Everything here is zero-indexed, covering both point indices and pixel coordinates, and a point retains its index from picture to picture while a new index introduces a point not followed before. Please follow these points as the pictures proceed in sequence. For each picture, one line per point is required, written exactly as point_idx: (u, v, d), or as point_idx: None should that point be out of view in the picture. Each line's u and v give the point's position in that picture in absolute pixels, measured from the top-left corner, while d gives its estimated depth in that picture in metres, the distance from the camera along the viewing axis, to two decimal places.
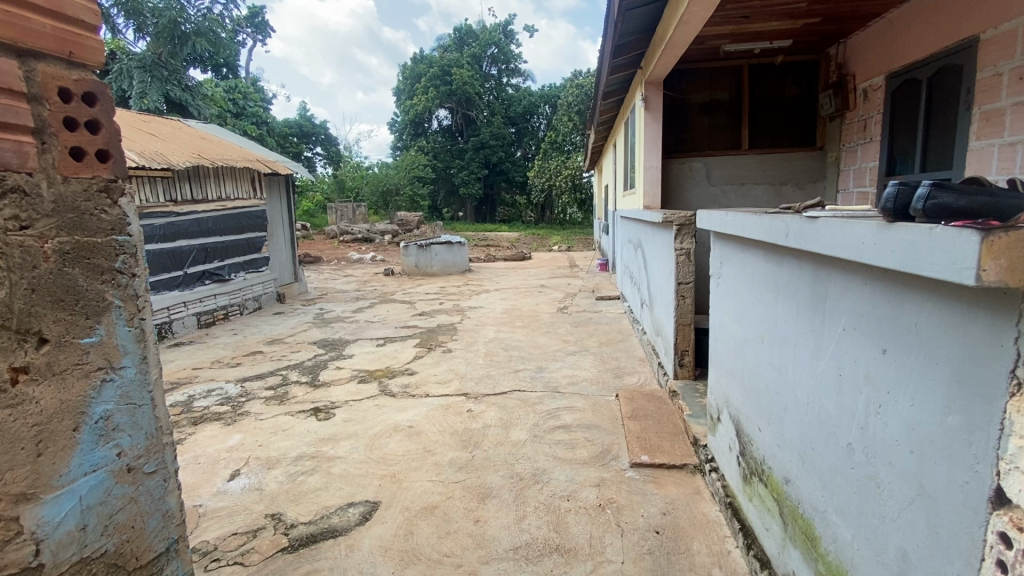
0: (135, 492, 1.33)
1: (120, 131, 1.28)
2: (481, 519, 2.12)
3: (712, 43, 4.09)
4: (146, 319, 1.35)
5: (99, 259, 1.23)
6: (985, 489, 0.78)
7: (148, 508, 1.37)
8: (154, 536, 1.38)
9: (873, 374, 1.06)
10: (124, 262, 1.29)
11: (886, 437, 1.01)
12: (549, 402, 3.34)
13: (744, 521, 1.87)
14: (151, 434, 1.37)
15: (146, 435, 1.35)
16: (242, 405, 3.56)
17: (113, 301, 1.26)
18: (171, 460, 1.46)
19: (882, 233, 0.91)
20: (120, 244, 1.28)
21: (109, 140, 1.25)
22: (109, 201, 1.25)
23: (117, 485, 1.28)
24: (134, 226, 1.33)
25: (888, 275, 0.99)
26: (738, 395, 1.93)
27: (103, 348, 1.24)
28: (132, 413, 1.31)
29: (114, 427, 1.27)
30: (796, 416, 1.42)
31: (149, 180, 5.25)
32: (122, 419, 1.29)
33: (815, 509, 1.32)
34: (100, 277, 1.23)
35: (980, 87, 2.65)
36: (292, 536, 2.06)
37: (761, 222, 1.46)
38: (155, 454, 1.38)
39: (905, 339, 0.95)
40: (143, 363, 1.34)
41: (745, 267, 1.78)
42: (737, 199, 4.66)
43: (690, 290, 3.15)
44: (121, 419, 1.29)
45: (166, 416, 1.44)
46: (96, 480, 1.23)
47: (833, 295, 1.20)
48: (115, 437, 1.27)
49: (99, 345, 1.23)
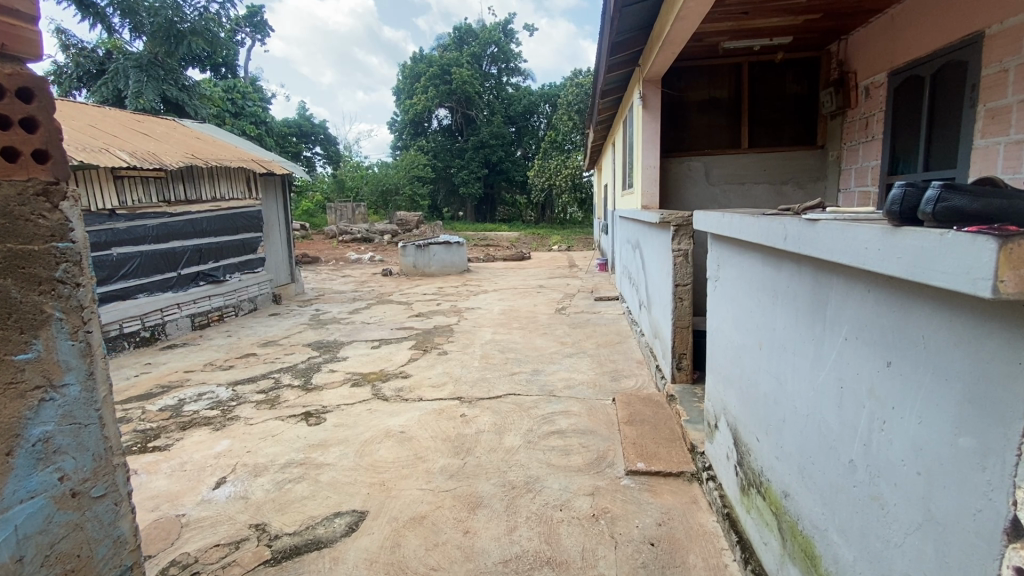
0: (81, 518, 1.29)
1: (60, 131, 1.23)
2: (470, 530, 2.06)
3: (710, 40, 4.02)
4: (93, 333, 1.30)
5: (36, 268, 1.19)
6: (999, 519, 0.72)
7: (97, 534, 1.33)
8: (104, 563, 1.35)
9: (877, 388, 0.99)
10: (66, 271, 1.24)
11: (890, 455, 0.95)
12: (545, 406, 3.28)
13: (742, 533, 1.81)
14: (99, 456, 1.32)
15: (92, 457, 1.30)
16: (233, 409, 3.50)
17: (53, 314, 1.21)
18: (125, 483, 1.41)
19: (887, 238, 0.84)
20: (62, 251, 1.23)
21: (49, 139, 1.21)
22: (48, 205, 1.21)
23: (60, 512, 1.24)
24: (78, 232, 1.28)
25: (892, 283, 0.92)
26: (736, 402, 1.87)
27: (41, 365, 1.19)
28: (76, 434, 1.26)
29: (56, 450, 1.23)
30: (796, 430, 1.35)
31: (141, 181, 5.19)
32: (65, 440, 1.24)
33: (815, 528, 1.26)
34: (37, 288, 1.19)
35: (986, 84, 2.58)
36: (275, 548, 2.00)
37: (759, 225, 1.40)
38: (103, 477, 1.34)
39: (911, 352, 0.88)
40: (89, 380, 1.29)
41: (743, 270, 1.71)
42: (736, 199, 4.59)
43: (688, 292, 3.08)
44: (63, 441, 1.24)
45: (117, 435, 1.39)
46: (34, 507, 1.19)
47: (835, 302, 1.13)
48: (56, 461, 1.22)
49: (36, 361, 1.18)
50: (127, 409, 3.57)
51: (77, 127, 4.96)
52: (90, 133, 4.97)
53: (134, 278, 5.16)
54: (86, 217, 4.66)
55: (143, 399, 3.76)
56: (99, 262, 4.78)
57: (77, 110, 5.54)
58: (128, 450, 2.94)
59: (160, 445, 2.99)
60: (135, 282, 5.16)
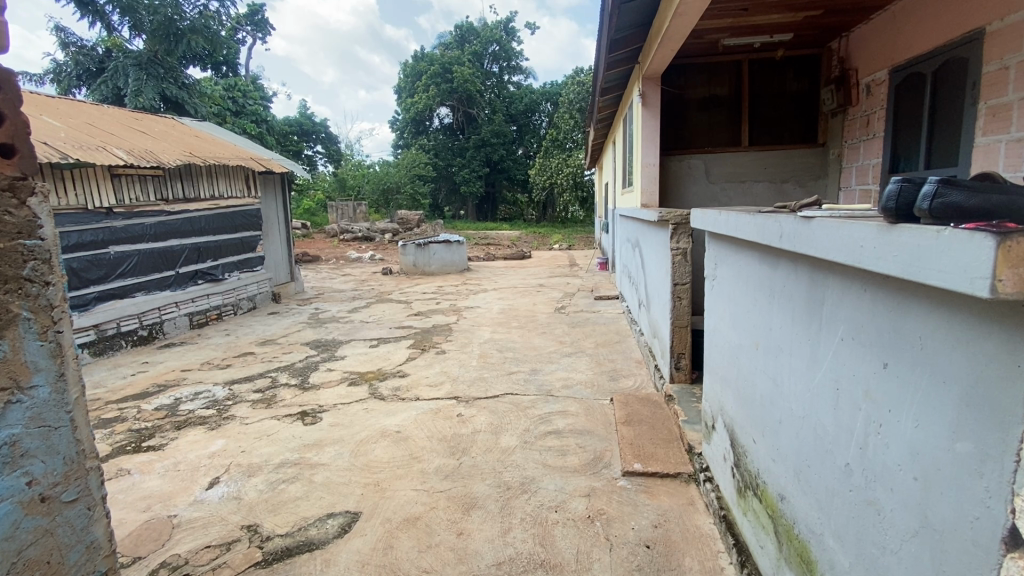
0: (51, 523, 1.27)
1: (26, 125, 1.22)
2: (464, 531, 2.03)
3: (710, 37, 3.99)
4: (62, 333, 1.29)
5: (4, 266, 1.17)
6: (997, 528, 0.69)
7: (68, 540, 1.32)
8: (76, 569, 1.33)
9: (873, 391, 0.96)
10: (34, 269, 1.23)
11: (886, 459, 0.92)
12: (542, 406, 3.25)
13: (738, 535, 1.78)
14: (69, 459, 1.31)
15: (63, 460, 1.29)
16: (229, 408, 3.48)
17: (21, 313, 1.19)
18: (98, 487, 1.41)
19: (882, 236, 0.81)
20: (29, 249, 1.22)
21: (17, 135, 1.20)
22: (15, 201, 1.20)
23: (28, 517, 1.22)
24: (47, 229, 1.28)
25: (889, 282, 0.90)
26: (732, 403, 1.84)
27: (9, 366, 1.17)
28: (45, 437, 1.24)
29: (24, 454, 1.20)
30: (792, 432, 1.32)
31: (139, 179, 5.17)
32: (34, 444, 1.22)
33: (811, 532, 1.23)
34: (5, 286, 1.17)
35: (987, 81, 2.55)
36: (267, 549, 1.99)
37: (755, 222, 1.37)
38: (75, 481, 1.32)
39: (908, 353, 0.86)
40: (59, 381, 1.27)
41: (739, 269, 1.69)
42: (737, 197, 4.55)
43: (686, 291, 3.05)
44: (32, 445, 1.22)
45: (88, 438, 1.38)
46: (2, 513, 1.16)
47: (831, 302, 1.10)
48: (25, 465, 1.20)
49: (4, 362, 1.16)
50: (123, 408, 3.55)
51: (75, 126, 4.95)
52: (87, 131, 4.96)
53: (132, 276, 5.14)
54: (83, 215, 4.64)
55: (139, 399, 3.75)
56: (97, 260, 4.77)
57: (75, 108, 5.52)
58: (123, 450, 2.93)
59: (155, 445, 2.97)
60: (132, 281, 5.14)
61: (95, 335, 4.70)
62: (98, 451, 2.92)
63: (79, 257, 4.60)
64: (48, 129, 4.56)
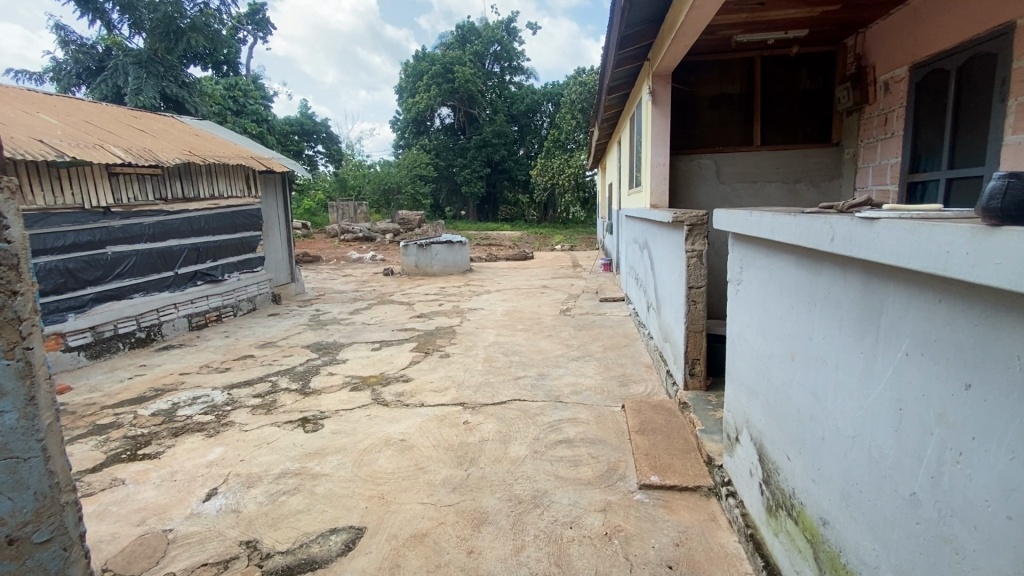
0: (22, 567, 1.17)
1: None
2: (474, 549, 1.93)
3: (723, 33, 3.89)
4: (31, 351, 1.18)
5: None
6: None
7: None
8: None
9: (950, 414, 0.86)
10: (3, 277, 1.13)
11: (970, 493, 0.82)
12: (551, 413, 3.15)
13: (768, 557, 1.67)
14: (42, 494, 1.21)
15: (34, 496, 1.19)
16: (227, 414, 3.38)
17: None
18: (75, 525, 1.31)
19: (979, 239, 0.70)
20: None
21: None
22: None
23: None
24: (16, 233, 1.18)
25: (974, 292, 0.79)
26: (760, 415, 1.74)
27: None
28: (13, 471, 1.14)
29: None
30: (839, 452, 1.21)
31: (137, 178, 5.07)
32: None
33: (863, 563, 1.12)
34: None
35: (1018, 77, 2.44)
36: (266, 568, 1.88)
37: (797, 223, 1.26)
38: (48, 519, 1.22)
39: (1001, 375, 0.75)
40: (28, 406, 1.17)
41: (772, 273, 1.58)
42: (749, 198, 4.44)
43: (701, 295, 2.94)
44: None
45: (66, 470, 1.28)
46: None
47: (892, 312, 1.00)
48: None
49: None
50: (118, 414, 3.45)
51: (72, 123, 4.85)
52: (85, 129, 4.86)
53: (130, 277, 5.03)
54: (79, 214, 4.54)
55: (135, 404, 3.64)
56: (93, 260, 4.66)
57: (73, 105, 5.42)
58: (118, 458, 2.83)
59: (150, 453, 2.87)
60: (130, 281, 5.04)
61: (92, 337, 4.59)
62: (92, 459, 2.82)
63: (75, 257, 4.50)
64: (44, 127, 4.47)
